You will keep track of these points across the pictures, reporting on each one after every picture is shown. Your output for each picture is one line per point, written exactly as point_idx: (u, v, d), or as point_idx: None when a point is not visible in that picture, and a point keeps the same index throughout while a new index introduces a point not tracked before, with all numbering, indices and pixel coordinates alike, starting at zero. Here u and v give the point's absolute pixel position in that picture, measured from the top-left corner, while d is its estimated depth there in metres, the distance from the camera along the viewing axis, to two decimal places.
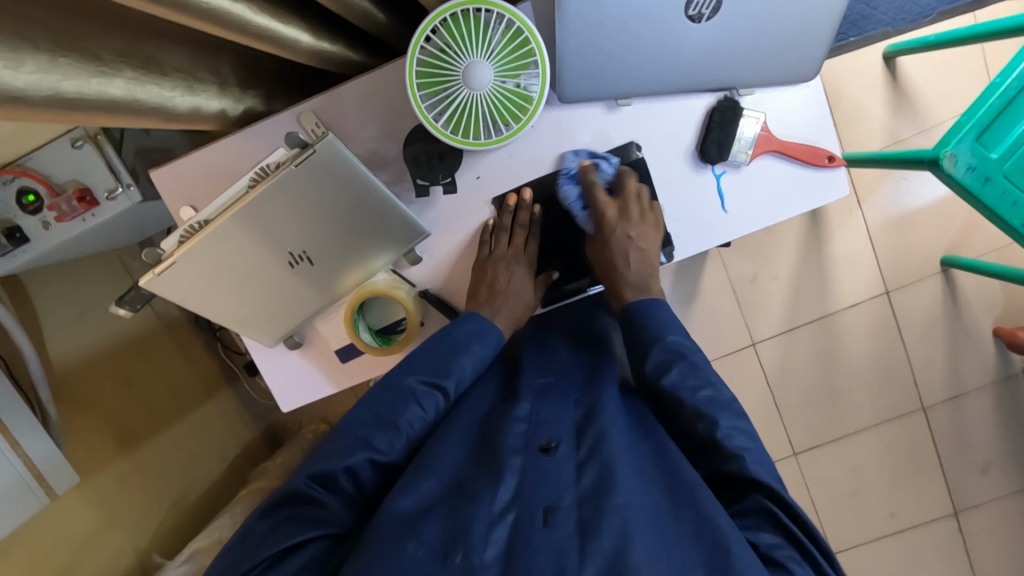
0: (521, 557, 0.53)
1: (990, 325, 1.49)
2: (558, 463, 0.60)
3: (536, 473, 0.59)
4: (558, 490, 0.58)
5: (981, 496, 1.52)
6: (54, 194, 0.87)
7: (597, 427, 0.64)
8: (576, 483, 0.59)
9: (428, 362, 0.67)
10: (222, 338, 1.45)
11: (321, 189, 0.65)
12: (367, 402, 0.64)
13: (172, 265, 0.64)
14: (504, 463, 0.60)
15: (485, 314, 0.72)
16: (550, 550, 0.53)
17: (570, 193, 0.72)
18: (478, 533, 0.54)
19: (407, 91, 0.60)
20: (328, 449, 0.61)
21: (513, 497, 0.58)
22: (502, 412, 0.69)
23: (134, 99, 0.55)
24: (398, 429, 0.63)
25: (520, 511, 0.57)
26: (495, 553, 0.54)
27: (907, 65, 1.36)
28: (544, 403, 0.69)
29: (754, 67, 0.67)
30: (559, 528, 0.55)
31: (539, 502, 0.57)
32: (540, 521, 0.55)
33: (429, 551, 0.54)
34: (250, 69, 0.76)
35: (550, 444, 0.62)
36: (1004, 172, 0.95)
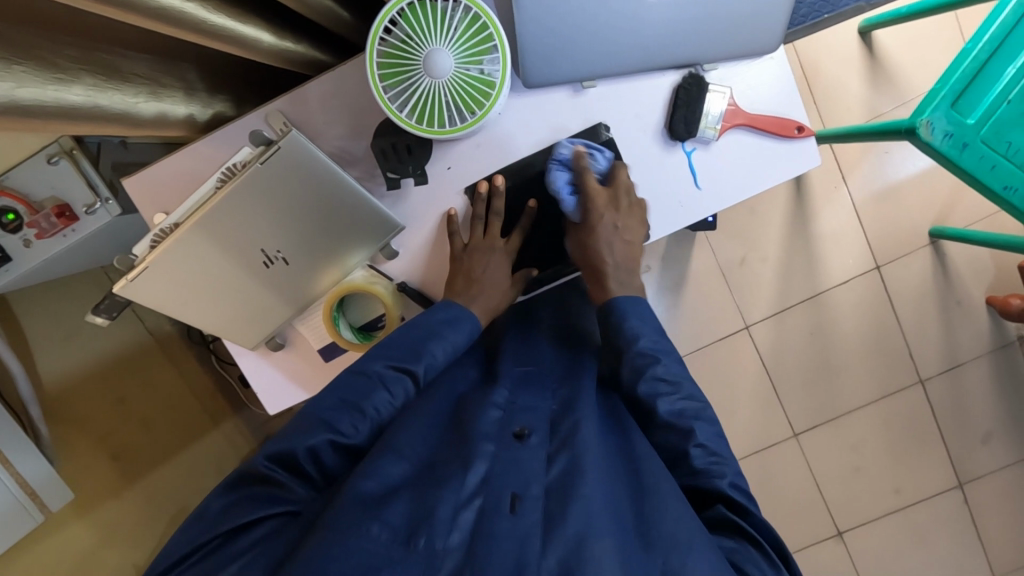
0: (483, 543, 0.52)
1: (982, 295, 1.49)
2: (530, 452, 0.61)
3: (506, 461, 0.59)
4: (526, 480, 0.58)
5: (983, 467, 1.52)
6: (33, 212, 0.87)
7: (570, 420, 0.65)
8: (544, 473, 0.59)
9: (399, 346, 0.67)
10: (216, 350, 1.36)
11: (284, 184, 0.65)
12: (337, 384, 0.64)
13: (144, 270, 0.64)
14: (475, 449, 0.60)
15: (459, 305, 0.72)
16: (513, 537, 0.53)
17: (560, 178, 0.69)
18: (444, 517, 0.54)
19: (369, 82, 0.60)
20: (289, 431, 0.61)
21: (482, 483, 0.57)
22: (479, 396, 0.70)
23: (96, 106, 0.55)
24: (364, 412, 0.63)
25: (486, 498, 0.56)
26: (460, 539, 0.53)
27: (883, 39, 1.36)
28: (520, 392, 0.70)
29: (715, 41, 0.67)
30: (525, 516, 0.55)
31: (505, 489, 0.57)
32: (507, 508, 0.55)
33: (393, 533, 0.52)
34: (216, 74, 0.76)
35: (523, 432, 0.63)
36: (981, 137, 0.95)
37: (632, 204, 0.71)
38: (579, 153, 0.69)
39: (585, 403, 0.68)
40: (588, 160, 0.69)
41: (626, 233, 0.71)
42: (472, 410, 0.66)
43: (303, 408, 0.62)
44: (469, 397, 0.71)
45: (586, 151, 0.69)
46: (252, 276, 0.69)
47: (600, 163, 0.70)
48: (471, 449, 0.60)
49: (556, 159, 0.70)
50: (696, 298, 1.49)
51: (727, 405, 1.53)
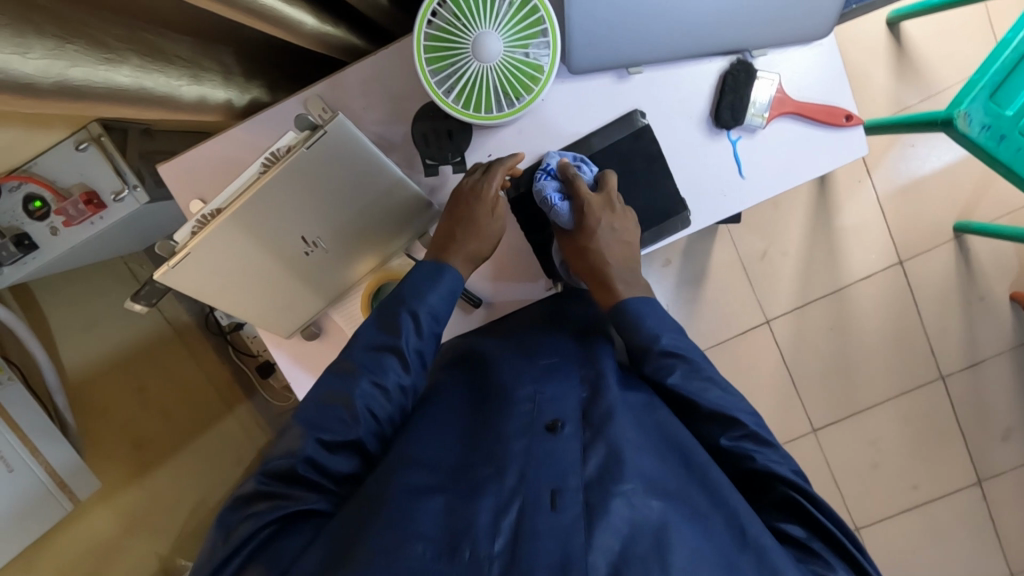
0: (528, 544, 0.50)
1: (1004, 291, 1.48)
2: (564, 443, 0.58)
3: (541, 454, 0.57)
4: (564, 472, 0.55)
5: (1003, 463, 1.52)
6: (61, 199, 0.86)
7: (604, 405, 0.61)
8: (581, 462, 0.56)
9: (373, 328, 0.66)
10: (234, 342, 1.37)
11: (325, 170, 0.64)
12: (318, 385, 0.64)
13: (187, 256, 0.62)
14: (506, 451, 0.58)
15: (434, 261, 0.69)
16: (556, 535, 0.50)
17: (547, 188, 0.67)
18: (484, 524, 0.52)
19: (416, 66, 0.59)
20: (283, 447, 0.60)
21: (519, 482, 0.55)
22: (505, 390, 0.67)
23: (141, 87, 0.54)
24: (354, 410, 0.61)
25: (525, 496, 0.54)
26: (503, 544, 0.51)
27: (911, 30, 1.34)
28: (547, 382, 0.66)
29: (763, 25, 0.65)
30: (566, 512, 0.52)
31: (543, 486, 0.54)
32: (547, 504, 0.53)
33: (435, 548, 0.51)
34: (251, 58, 0.75)
35: (555, 423, 0.60)
36: (1019, 128, 0.93)
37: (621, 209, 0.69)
38: (564, 164, 0.68)
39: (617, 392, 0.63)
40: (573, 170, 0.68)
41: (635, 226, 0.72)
42: (502, 409, 0.64)
43: (290, 420, 0.62)
44: (494, 386, 0.68)
45: (573, 164, 0.68)
46: (292, 262, 0.68)
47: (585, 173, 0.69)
48: (503, 451, 0.58)
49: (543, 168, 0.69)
50: (717, 292, 1.47)
51: (746, 401, 1.52)
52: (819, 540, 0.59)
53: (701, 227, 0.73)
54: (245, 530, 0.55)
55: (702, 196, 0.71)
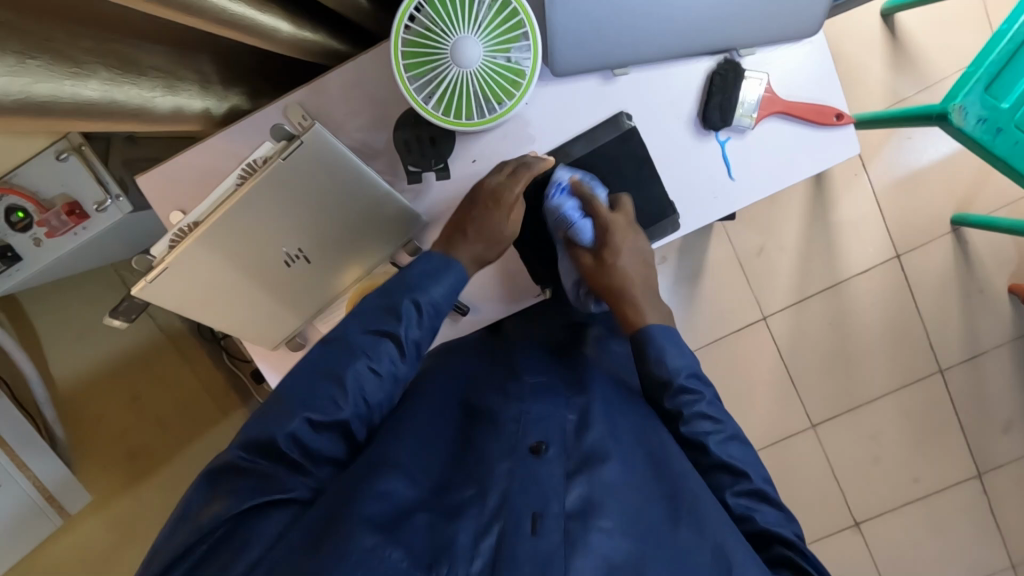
0: (506, 569, 0.48)
1: (1003, 283, 1.47)
2: (548, 465, 0.56)
3: (525, 477, 0.54)
4: (546, 495, 0.53)
5: (1004, 456, 1.51)
6: (43, 211, 0.85)
7: (594, 434, 0.61)
8: (564, 489, 0.54)
9: (372, 309, 0.64)
10: (228, 346, 1.33)
11: (303, 180, 0.62)
12: (316, 358, 0.61)
13: (163, 271, 0.61)
14: (489, 472, 0.56)
15: (440, 256, 0.67)
16: (535, 561, 0.49)
17: (565, 206, 0.67)
18: (464, 545, 0.50)
19: (394, 72, 0.57)
20: (268, 418, 0.57)
21: (501, 505, 0.53)
22: (491, 410, 0.66)
23: (111, 101, 0.53)
24: (346, 387, 0.59)
25: (506, 519, 0.51)
26: (480, 567, 0.49)
27: (906, 21, 1.32)
28: (532, 402, 0.65)
29: (751, 24, 0.64)
30: (547, 537, 0.50)
31: (525, 508, 0.52)
32: (528, 528, 0.50)
33: (413, 561, 0.48)
34: (230, 65, 0.73)
35: (540, 446, 0.58)
36: (1016, 121, 0.92)
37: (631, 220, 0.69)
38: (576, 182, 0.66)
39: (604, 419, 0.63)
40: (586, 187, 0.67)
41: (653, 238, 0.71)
42: (486, 430, 0.63)
43: (278, 391, 0.59)
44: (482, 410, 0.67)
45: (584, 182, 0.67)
46: (273, 275, 0.67)
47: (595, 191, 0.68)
48: (487, 471, 0.56)
49: (553, 186, 0.67)
50: (713, 289, 1.46)
51: (746, 398, 1.51)
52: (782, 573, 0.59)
53: (691, 230, 0.71)
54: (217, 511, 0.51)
55: (692, 199, 0.70)
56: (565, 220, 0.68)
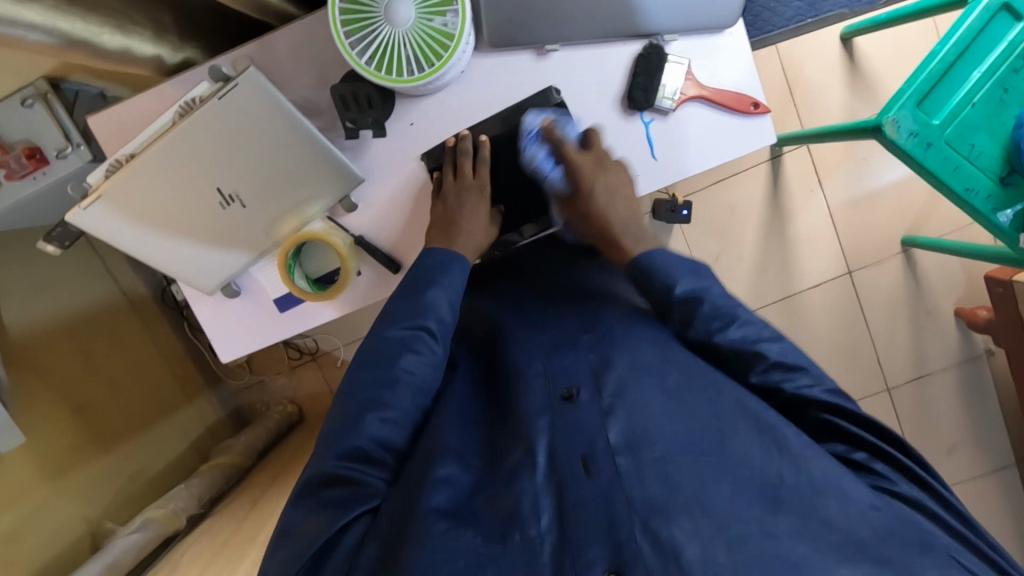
0: (573, 515, 0.56)
1: (951, 306, 1.51)
2: (582, 412, 0.62)
3: (564, 426, 0.61)
4: (591, 437, 0.60)
5: (948, 478, 1.53)
6: (5, 152, 0.87)
7: (614, 378, 0.63)
8: (605, 428, 0.60)
9: (405, 306, 0.68)
10: (189, 317, 1.46)
11: (240, 124, 0.65)
12: (363, 364, 0.66)
13: (97, 199, 0.65)
14: (531, 426, 0.62)
15: (443, 251, 0.72)
16: (597, 501, 0.56)
17: (537, 155, 0.74)
18: (528, 507, 0.57)
19: (331, 28, 0.61)
20: (340, 431, 0.62)
21: (549, 459, 0.60)
22: (516, 362, 0.69)
23: (54, 28, 0.56)
24: (398, 382, 0.64)
25: (560, 470, 0.59)
26: (548, 521, 0.57)
27: (863, 46, 1.38)
28: (555, 356, 0.67)
29: (674, 10, 0.70)
30: (601, 477, 0.58)
31: (574, 453, 0.59)
32: (582, 474, 0.58)
33: (486, 534, 0.56)
34: (188, 19, 0.77)
35: (571, 393, 0.64)
36: (944, 138, 0.97)
37: (618, 162, 0.74)
38: (546, 126, 0.71)
39: (625, 351, 0.66)
40: (558, 129, 0.71)
41: (629, 178, 0.73)
42: (517, 383, 0.66)
43: (343, 400, 0.64)
44: (505, 364, 0.69)
45: (555, 121, 0.71)
46: (207, 215, 0.70)
47: (569, 130, 0.72)
48: (529, 427, 0.62)
49: (526, 134, 0.72)
50: None
51: None
52: (864, 451, 0.62)
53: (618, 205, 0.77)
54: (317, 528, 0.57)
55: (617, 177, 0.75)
56: (537, 168, 0.76)
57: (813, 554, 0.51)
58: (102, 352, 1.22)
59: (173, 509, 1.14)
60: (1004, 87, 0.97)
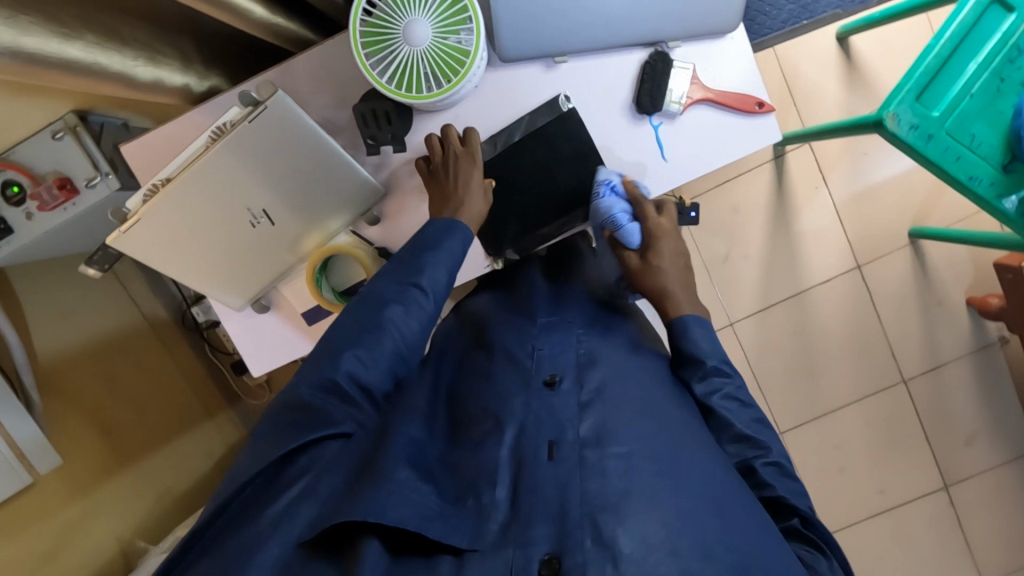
0: (528, 494, 0.58)
1: (961, 295, 1.52)
2: (560, 397, 0.66)
3: (539, 408, 0.65)
4: (561, 426, 0.63)
5: (969, 468, 1.53)
6: (37, 184, 0.91)
7: (596, 376, 0.69)
8: (578, 421, 0.63)
9: (397, 263, 0.70)
10: (210, 338, 1.48)
11: (269, 144, 0.69)
12: (352, 310, 0.68)
13: (137, 222, 0.67)
14: (507, 408, 0.66)
15: (447, 217, 0.72)
16: (555, 482, 0.58)
17: (617, 207, 0.74)
18: (490, 475, 0.60)
19: (352, 51, 0.64)
20: (320, 363, 0.65)
21: (517, 437, 0.63)
22: (501, 360, 0.75)
23: (93, 62, 0.60)
24: (382, 329, 0.66)
25: (526, 448, 0.62)
26: (506, 494, 0.59)
27: (859, 44, 1.41)
28: (545, 340, 0.75)
29: (678, 18, 0.72)
30: (563, 462, 0.59)
31: (542, 439, 0.62)
32: (545, 456, 0.60)
33: (442, 497, 0.59)
34: (211, 49, 0.81)
35: (553, 379, 0.69)
36: (945, 129, 0.99)
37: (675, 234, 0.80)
38: (628, 181, 0.75)
39: (608, 364, 0.72)
40: (636, 189, 0.76)
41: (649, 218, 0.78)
42: (502, 372, 0.73)
43: (324, 338, 0.67)
44: (491, 357, 0.76)
45: (632, 183, 0.76)
46: (238, 233, 0.73)
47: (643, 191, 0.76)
48: (504, 409, 0.66)
49: (604, 185, 0.74)
50: None
51: None
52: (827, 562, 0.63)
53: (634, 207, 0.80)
54: (274, 446, 0.60)
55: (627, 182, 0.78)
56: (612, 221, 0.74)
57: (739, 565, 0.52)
58: (127, 376, 1.25)
59: None
60: (1000, 77, 1.00)
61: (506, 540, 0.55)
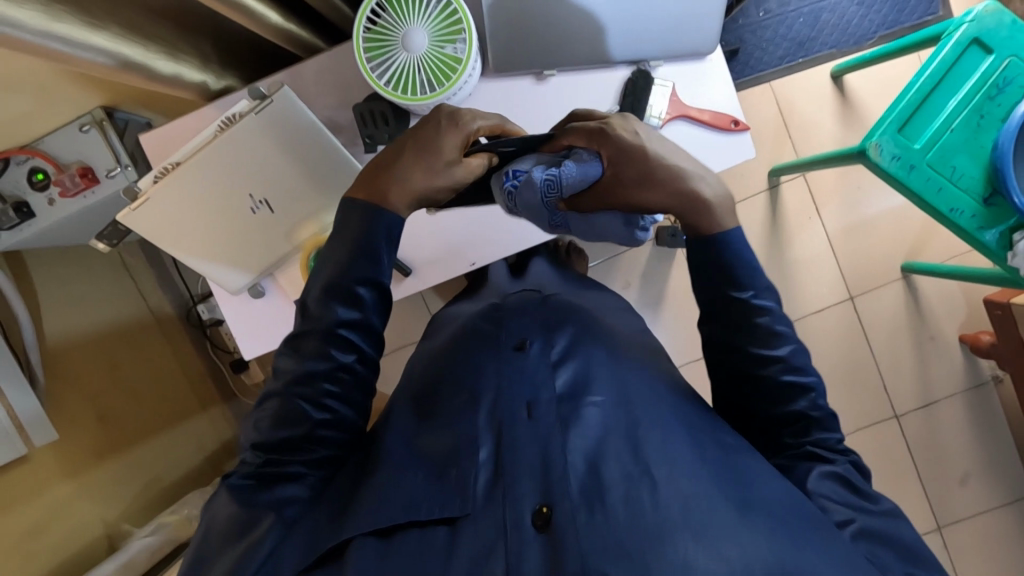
0: (510, 447, 0.61)
1: (955, 332, 1.53)
2: (530, 359, 0.71)
3: (511, 370, 0.70)
4: (535, 387, 0.67)
5: (962, 510, 1.51)
6: (60, 172, 0.98)
7: (562, 344, 0.74)
8: (553, 377, 0.69)
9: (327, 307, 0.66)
10: (211, 336, 1.52)
11: (273, 135, 0.75)
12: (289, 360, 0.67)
13: (145, 201, 0.73)
14: (482, 379, 0.71)
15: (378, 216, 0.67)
16: (535, 437, 0.62)
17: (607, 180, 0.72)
18: (477, 449, 0.63)
19: (355, 56, 0.70)
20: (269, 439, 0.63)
21: (494, 400, 0.68)
22: (473, 335, 0.80)
23: (120, 53, 0.66)
24: (319, 402, 0.64)
25: (504, 407, 0.66)
26: (488, 456, 0.63)
27: (853, 82, 1.47)
28: (512, 321, 0.78)
29: (661, 39, 0.78)
30: (541, 419, 0.64)
31: (519, 398, 0.66)
32: (524, 414, 0.64)
33: (428, 475, 0.63)
34: (229, 52, 0.87)
35: (523, 344, 0.73)
36: (926, 161, 1.03)
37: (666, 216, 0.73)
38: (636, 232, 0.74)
39: (574, 329, 0.77)
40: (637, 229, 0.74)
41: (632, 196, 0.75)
42: (481, 344, 0.77)
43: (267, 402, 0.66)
44: (460, 341, 0.80)
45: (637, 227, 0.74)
46: (238, 219, 0.77)
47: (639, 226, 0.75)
48: (478, 378, 0.71)
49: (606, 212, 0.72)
50: (676, 318, 1.47)
51: None
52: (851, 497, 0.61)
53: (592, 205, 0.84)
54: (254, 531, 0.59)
55: None
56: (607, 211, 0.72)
57: (730, 490, 0.58)
58: (130, 365, 1.29)
59: (186, 515, 1.18)
60: (980, 113, 1.03)
61: (494, 499, 0.58)
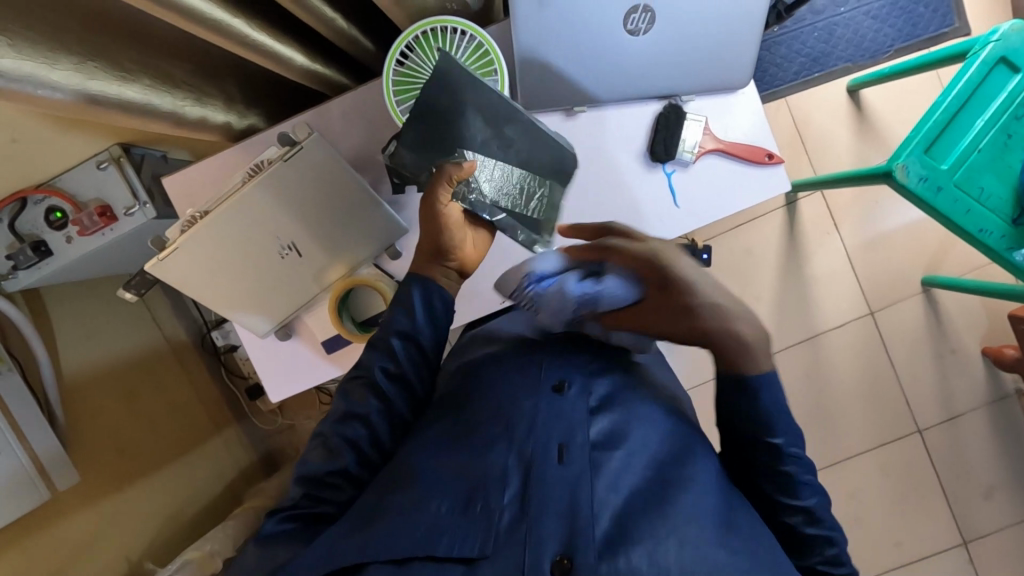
0: (539, 490, 0.59)
1: (976, 345, 1.51)
2: (568, 401, 0.68)
3: (550, 410, 0.67)
4: (571, 428, 0.65)
5: (987, 525, 1.49)
6: (78, 211, 0.96)
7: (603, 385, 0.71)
8: (589, 424, 0.66)
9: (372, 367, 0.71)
10: (226, 362, 1.52)
11: (301, 181, 0.73)
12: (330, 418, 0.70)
13: (174, 251, 0.71)
14: (518, 408, 0.67)
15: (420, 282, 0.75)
16: (563, 482, 0.60)
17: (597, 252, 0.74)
18: (501, 487, 0.61)
19: (384, 97, 0.72)
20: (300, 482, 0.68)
21: (526, 435, 0.65)
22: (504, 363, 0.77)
23: (148, 103, 0.65)
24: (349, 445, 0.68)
25: (536, 448, 0.63)
26: (512, 497, 0.60)
27: (870, 96, 1.45)
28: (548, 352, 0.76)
29: (690, 72, 0.77)
30: (572, 465, 0.61)
31: (552, 440, 0.64)
32: (555, 457, 0.62)
33: (452, 504, 0.60)
34: (253, 91, 0.86)
35: (562, 385, 0.70)
36: (954, 181, 1.02)
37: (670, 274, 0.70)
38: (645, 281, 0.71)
39: (613, 370, 0.74)
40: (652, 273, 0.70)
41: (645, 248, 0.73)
42: (515, 373, 0.73)
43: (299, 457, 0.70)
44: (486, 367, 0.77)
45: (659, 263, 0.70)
46: (267, 264, 0.76)
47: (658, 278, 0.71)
48: (514, 408, 0.68)
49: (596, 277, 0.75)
50: None
51: None
52: None
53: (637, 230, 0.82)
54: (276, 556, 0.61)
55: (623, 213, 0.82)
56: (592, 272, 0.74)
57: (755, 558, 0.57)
58: (148, 396, 1.27)
59: (208, 551, 1.17)
60: (1007, 133, 1.02)
61: (516, 538, 0.56)
